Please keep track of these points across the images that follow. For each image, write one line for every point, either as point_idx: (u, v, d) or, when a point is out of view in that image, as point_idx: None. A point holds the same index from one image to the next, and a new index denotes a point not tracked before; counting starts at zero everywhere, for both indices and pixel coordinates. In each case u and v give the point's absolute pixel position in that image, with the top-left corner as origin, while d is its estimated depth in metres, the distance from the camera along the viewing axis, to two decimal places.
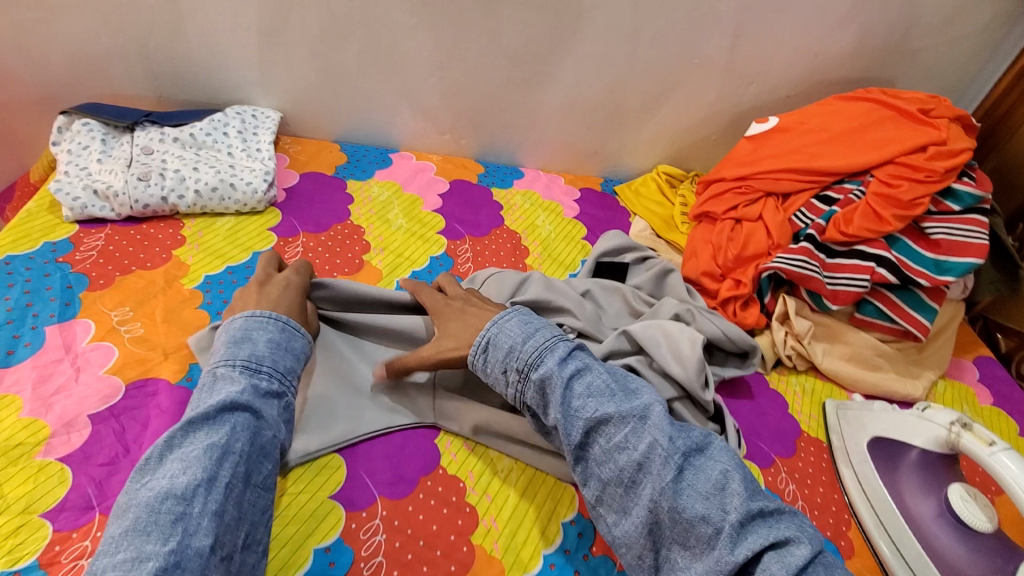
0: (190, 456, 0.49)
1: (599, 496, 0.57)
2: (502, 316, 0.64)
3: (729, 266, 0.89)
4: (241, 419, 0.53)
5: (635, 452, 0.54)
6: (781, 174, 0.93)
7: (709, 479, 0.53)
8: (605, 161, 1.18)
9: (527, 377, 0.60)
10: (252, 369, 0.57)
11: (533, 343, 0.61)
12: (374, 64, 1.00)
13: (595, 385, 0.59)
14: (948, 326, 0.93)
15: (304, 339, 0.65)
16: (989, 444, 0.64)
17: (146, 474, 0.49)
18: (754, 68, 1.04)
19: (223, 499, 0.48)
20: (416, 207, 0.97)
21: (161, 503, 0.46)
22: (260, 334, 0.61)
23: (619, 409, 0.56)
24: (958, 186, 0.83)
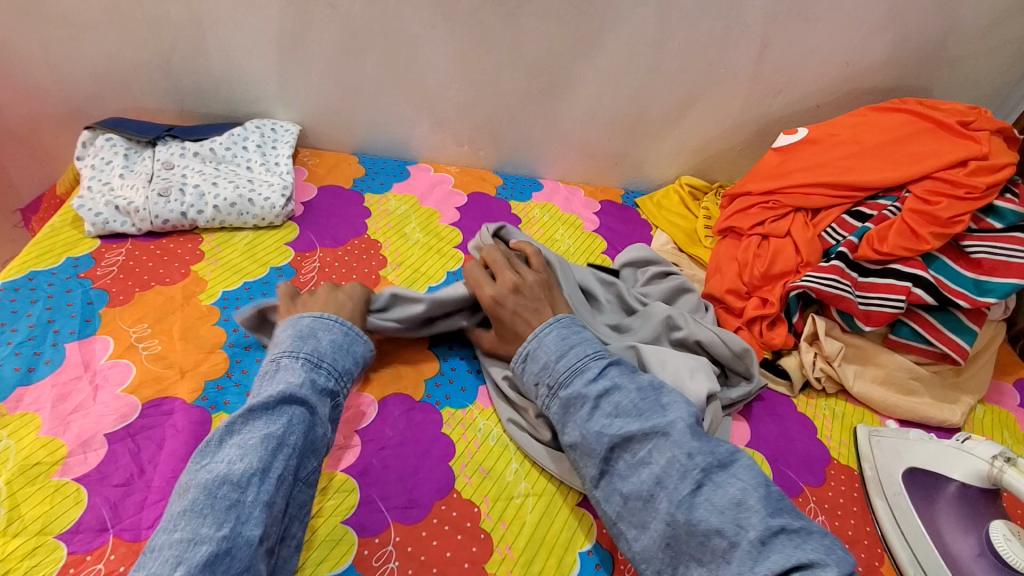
0: (247, 445, 0.51)
1: (620, 510, 0.57)
2: (542, 330, 0.66)
3: (756, 284, 0.86)
4: (297, 413, 0.54)
5: (655, 465, 0.55)
6: (810, 188, 0.89)
7: (728, 494, 0.53)
8: (626, 173, 1.16)
9: (556, 394, 0.63)
10: (312, 364, 0.59)
11: (568, 361, 0.63)
12: (393, 77, 1.00)
13: (622, 405, 0.59)
14: (988, 349, 0.89)
15: (366, 346, 0.66)
16: None
17: (206, 457, 0.50)
18: (782, 78, 1.01)
19: (274, 491, 0.49)
20: (434, 221, 0.96)
21: (217, 488, 0.47)
22: (324, 334, 0.62)
23: (643, 425, 0.57)
24: (1000, 202, 0.79)
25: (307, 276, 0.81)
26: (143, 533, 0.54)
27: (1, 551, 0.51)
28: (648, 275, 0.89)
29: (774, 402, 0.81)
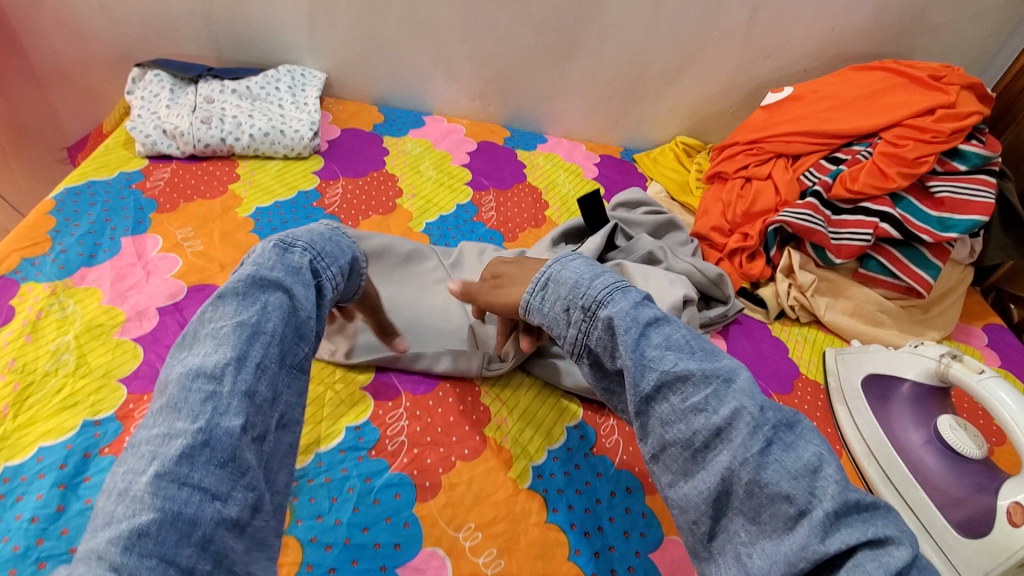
0: (222, 338, 0.44)
1: (659, 452, 0.47)
2: (569, 257, 0.58)
3: (738, 222, 0.95)
4: (274, 297, 0.48)
5: (709, 412, 0.44)
6: (792, 137, 0.97)
7: (801, 458, 0.42)
8: (626, 131, 1.24)
9: (594, 317, 0.51)
10: (286, 246, 0.52)
11: (609, 284, 0.53)
12: (412, 30, 1.08)
13: (674, 337, 0.49)
14: (955, 289, 0.95)
15: (349, 237, 0.59)
16: (977, 371, 0.67)
17: (184, 351, 0.45)
18: (773, 41, 1.09)
19: (252, 379, 0.43)
20: (446, 162, 1.05)
21: (192, 380, 0.42)
22: (301, 228, 0.56)
23: (702, 367, 0.46)
24: (965, 147, 0.87)
25: (331, 200, 0.90)
26: None
27: (73, 387, 0.60)
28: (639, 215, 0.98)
29: (750, 325, 0.89)
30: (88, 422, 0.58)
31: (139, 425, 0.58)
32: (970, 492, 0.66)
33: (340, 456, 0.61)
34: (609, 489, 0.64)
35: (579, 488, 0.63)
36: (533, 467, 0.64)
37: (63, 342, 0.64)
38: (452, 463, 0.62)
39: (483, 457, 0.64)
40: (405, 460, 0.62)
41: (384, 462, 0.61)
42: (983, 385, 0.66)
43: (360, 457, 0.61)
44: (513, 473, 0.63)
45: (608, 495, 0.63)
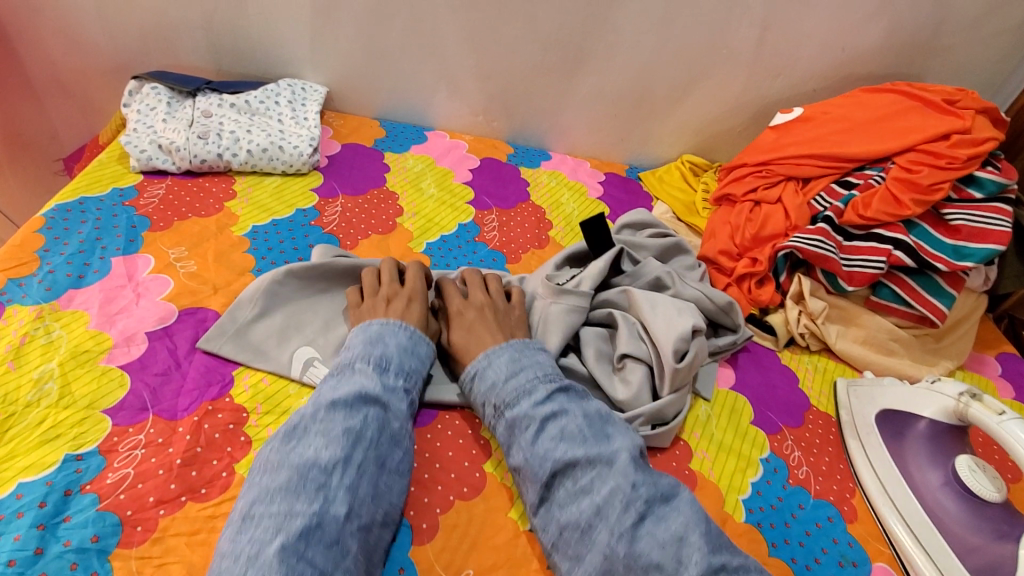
0: (330, 434, 0.54)
1: (555, 539, 0.54)
2: (494, 351, 0.65)
3: (746, 246, 0.92)
4: (373, 410, 0.57)
5: (593, 493, 0.54)
6: (802, 159, 0.95)
7: (669, 528, 0.52)
8: (631, 149, 1.22)
9: (502, 415, 0.61)
10: (383, 366, 0.61)
11: (516, 384, 0.62)
12: (416, 45, 1.07)
13: (569, 429, 0.58)
14: (969, 318, 0.92)
15: (428, 346, 0.67)
16: (998, 413, 0.65)
17: (293, 439, 0.54)
18: (783, 60, 1.07)
19: (357, 477, 0.52)
20: (448, 179, 1.03)
21: (308, 470, 0.51)
22: (391, 338, 0.64)
23: (588, 453, 0.56)
24: (981, 173, 0.84)
25: (329, 218, 0.88)
26: (179, 414, 0.60)
27: (55, 418, 0.58)
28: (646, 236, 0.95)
29: (759, 353, 0.86)
30: (69, 458, 0.55)
31: (123, 460, 0.56)
32: (990, 539, 0.63)
33: None
34: None
35: None
36: None
37: (47, 369, 0.61)
38: (451, 502, 0.60)
39: (484, 496, 0.61)
40: (402, 499, 0.59)
41: None
42: (1004, 427, 0.63)
43: None
44: (513, 515, 0.60)
45: None
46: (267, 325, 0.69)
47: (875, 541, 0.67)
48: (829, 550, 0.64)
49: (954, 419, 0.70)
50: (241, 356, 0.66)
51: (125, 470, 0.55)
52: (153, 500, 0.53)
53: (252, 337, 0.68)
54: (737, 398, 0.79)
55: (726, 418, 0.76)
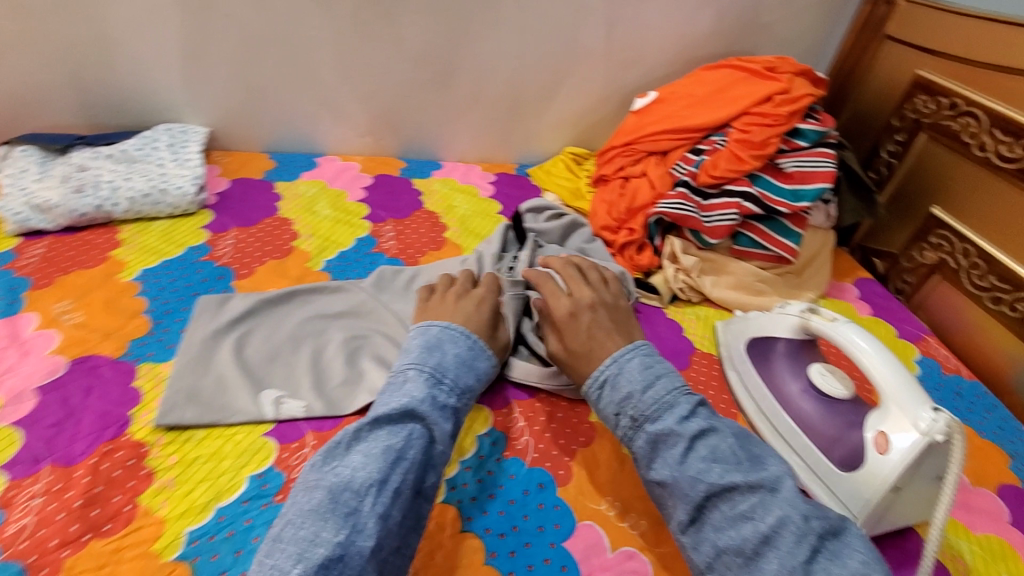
0: (372, 451, 0.55)
1: (710, 559, 0.54)
2: (624, 356, 0.66)
3: (623, 218, 1.02)
4: (418, 426, 0.58)
5: (755, 518, 0.52)
6: (659, 135, 1.06)
7: (847, 565, 0.50)
8: (517, 148, 1.30)
9: (641, 427, 0.60)
10: (436, 378, 0.63)
11: (656, 398, 0.61)
12: (292, 77, 1.10)
13: (720, 450, 0.57)
14: (821, 252, 1.05)
15: (487, 362, 0.69)
16: (832, 320, 0.75)
17: (334, 458, 0.55)
18: (633, 52, 1.19)
19: (389, 503, 0.53)
20: (341, 199, 1.07)
21: (341, 494, 0.52)
22: (450, 347, 0.67)
23: (747, 478, 0.55)
24: (803, 126, 0.97)
25: (222, 251, 0.90)
26: (76, 459, 0.61)
27: None
28: (546, 219, 1.03)
29: (648, 313, 0.95)
30: None
31: (21, 511, 0.56)
32: (842, 427, 0.73)
33: (242, 508, 0.59)
34: (521, 488, 0.66)
35: (492, 493, 0.65)
36: (445, 481, 0.65)
37: None
38: None
39: None
40: None
41: None
42: (841, 332, 0.73)
43: (264, 504, 0.60)
44: None
45: (522, 494, 0.66)
46: (215, 381, 0.69)
47: None
48: None
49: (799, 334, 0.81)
50: (208, 417, 0.66)
51: (23, 520, 0.55)
52: (56, 543, 0.54)
53: (208, 396, 0.68)
54: None
55: None
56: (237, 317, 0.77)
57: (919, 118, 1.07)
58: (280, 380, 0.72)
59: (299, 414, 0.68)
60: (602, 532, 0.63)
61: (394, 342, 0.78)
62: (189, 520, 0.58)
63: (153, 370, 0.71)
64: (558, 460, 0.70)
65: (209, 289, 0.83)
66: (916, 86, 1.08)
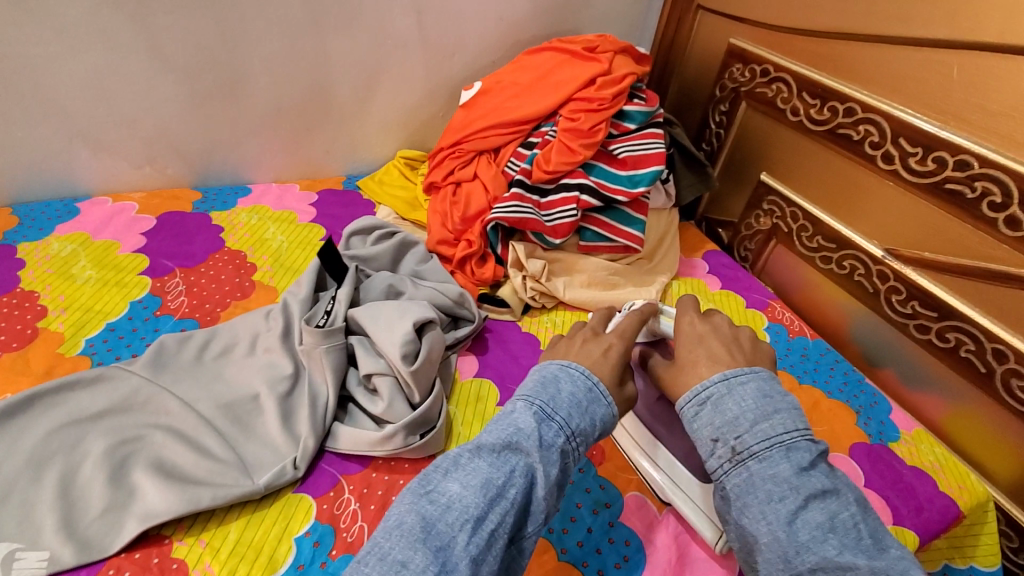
0: (471, 481, 0.46)
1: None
2: (741, 376, 0.52)
3: (459, 229, 0.92)
4: (520, 462, 0.47)
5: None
6: (487, 131, 0.97)
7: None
8: (342, 158, 1.14)
9: (744, 462, 0.48)
10: (546, 414, 0.50)
11: (770, 435, 0.48)
12: (17, 106, 0.86)
13: (840, 519, 0.45)
14: (669, 233, 1.03)
15: (607, 409, 0.53)
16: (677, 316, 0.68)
17: (428, 485, 0.47)
18: (451, 39, 1.07)
19: (484, 545, 0.43)
20: (111, 252, 0.85)
21: (434, 524, 0.43)
22: (566, 384, 0.52)
23: (871, 563, 0.43)
24: (629, 107, 0.93)
25: None
26: None
27: None
28: (376, 240, 0.91)
29: (500, 329, 0.87)
30: None
31: None
32: None
33: None
34: None
35: None
36: None
37: None
38: None
39: None
40: None
41: None
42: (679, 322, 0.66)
43: None
44: None
45: None
46: None
47: (625, 471, 0.69)
48: (582, 504, 0.65)
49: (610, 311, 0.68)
50: None
51: None
52: None
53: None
54: (481, 384, 0.77)
55: (470, 409, 0.73)
56: None
57: (738, 87, 1.08)
58: (11, 527, 0.54)
59: (38, 573, 0.51)
60: None
61: (178, 437, 0.61)
62: None
63: None
64: None
65: None
66: (730, 55, 1.08)
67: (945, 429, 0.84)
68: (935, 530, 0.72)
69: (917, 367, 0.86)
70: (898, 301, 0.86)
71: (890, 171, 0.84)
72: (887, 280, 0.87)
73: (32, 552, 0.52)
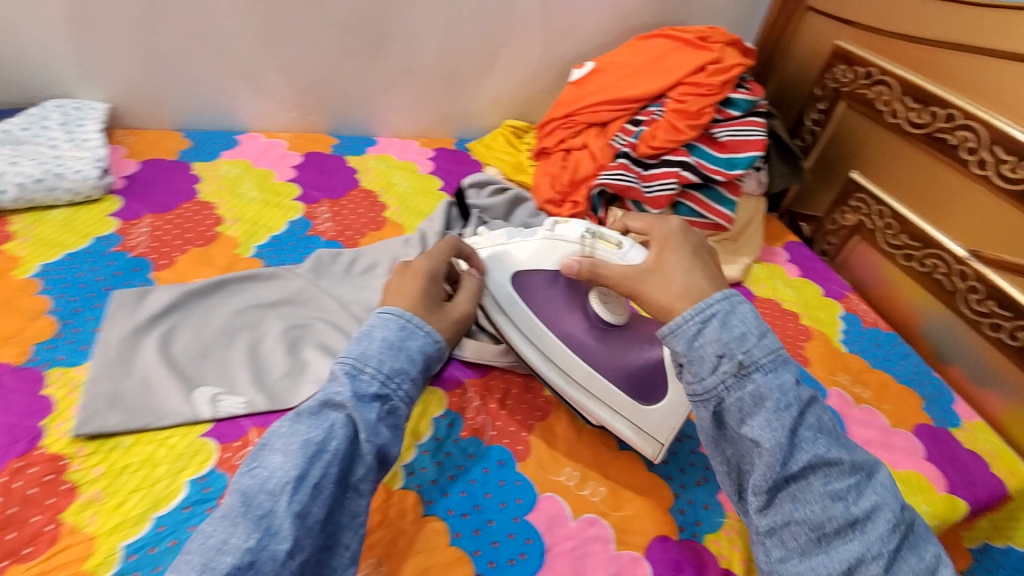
0: (290, 448, 0.51)
1: (777, 525, 0.53)
2: (738, 300, 0.58)
3: (566, 191, 1.02)
4: (339, 417, 0.53)
5: (849, 499, 0.52)
6: (598, 107, 1.06)
7: (923, 559, 0.52)
8: (455, 122, 1.25)
9: (745, 377, 0.54)
10: (357, 369, 0.56)
11: (773, 353, 0.55)
12: (200, 45, 1.00)
13: (823, 423, 0.55)
14: (754, 219, 1.09)
15: (422, 341, 0.60)
16: (617, 246, 0.66)
17: (257, 460, 0.51)
18: (569, 21, 1.17)
19: (308, 499, 0.48)
20: (269, 179, 0.99)
21: (254, 496, 0.48)
22: (378, 332, 0.59)
23: (850, 459, 0.54)
24: (735, 95, 1.00)
25: (136, 241, 0.82)
26: None
27: None
28: (489, 193, 1.01)
29: None
30: None
31: None
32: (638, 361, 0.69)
33: (185, 514, 0.56)
34: (482, 467, 0.65)
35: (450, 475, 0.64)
36: (403, 466, 0.64)
37: None
38: None
39: None
40: None
41: None
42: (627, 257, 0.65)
43: (209, 509, 0.56)
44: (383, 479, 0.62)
45: (482, 473, 0.65)
46: (140, 383, 0.64)
47: None
48: None
49: (575, 266, 0.65)
50: (135, 423, 0.60)
51: None
52: None
53: (133, 399, 0.62)
54: None
55: None
56: (160, 311, 0.71)
57: (839, 88, 1.13)
58: (215, 375, 0.67)
59: (239, 411, 0.64)
60: (563, 502, 0.64)
61: (336, 328, 0.74)
62: (123, 533, 0.53)
63: (66, 376, 0.64)
64: (517, 436, 0.69)
65: (123, 283, 0.75)
66: (835, 57, 1.14)
67: (1004, 424, 0.89)
68: (984, 501, 0.78)
69: (982, 364, 0.91)
70: (975, 299, 0.91)
71: (983, 177, 0.88)
72: (968, 279, 0.91)
73: (235, 397, 0.65)
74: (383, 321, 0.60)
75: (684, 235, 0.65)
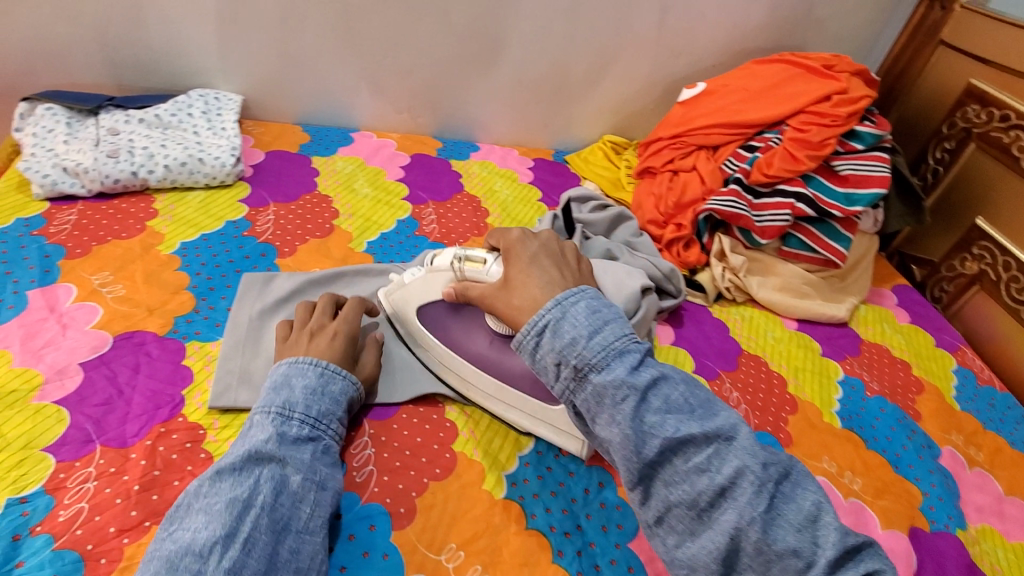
0: (214, 506, 0.48)
1: (661, 515, 0.49)
2: (568, 299, 0.54)
3: (671, 213, 1.01)
4: (264, 471, 0.51)
5: (711, 472, 0.47)
6: (710, 129, 1.04)
7: (803, 510, 0.46)
8: (555, 133, 1.26)
9: (585, 379, 0.50)
10: (284, 415, 0.55)
11: (604, 346, 0.50)
12: (330, 46, 1.05)
13: (674, 399, 0.50)
14: (865, 258, 1.04)
15: (344, 382, 0.61)
16: (482, 262, 0.64)
17: (175, 523, 0.48)
18: (683, 40, 1.15)
19: (239, 555, 0.45)
20: (380, 177, 1.03)
21: (180, 559, 0.44)
22: (297, 380, 0.59)
23: (703, 429, 0.48)
24: (860, 128, 0.94)
25: (263, 227, 0.86)
26: (129, 441, 0.59)
27: None
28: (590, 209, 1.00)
29: (694, 310, 0.95)
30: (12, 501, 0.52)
31: (74, 495, 0.54)
32: None
33: None
34: (583, 486, 0.65)
35: (552, 491, 0.64)
36: (506, 476, 0.64)
37: None
38: (425, 484, 0.61)
39: (456, 474, 0.63)
40: (375, 489, 0.60)
41: (354, 496, 0.59)
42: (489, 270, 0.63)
43: None
44: (487, 486, 0.63)
45: (584, 493, 0.64)
46: (266, 364, 0.67)
47: (811, 460, 0.76)
48: None
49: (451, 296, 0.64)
50: None
51: (78, 504, 0.53)
52: (115, 530, 0.52)
53: (261, 377, 0.65)
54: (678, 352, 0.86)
55: None
56: (280, 298, 0.74)
57: (970, 127, 1.06)
58: None
59: None
60: None
61: None
62: None
63: (202, 349, 0.68)
64: None
65: (251, 267, 0.80)
66: (968, 95, 1.07)
67: None
68: None
69: None
70: None
71: None
72: None
73: None
74: (295, 369, 0.60)
75: (525, 242, 0.62)
